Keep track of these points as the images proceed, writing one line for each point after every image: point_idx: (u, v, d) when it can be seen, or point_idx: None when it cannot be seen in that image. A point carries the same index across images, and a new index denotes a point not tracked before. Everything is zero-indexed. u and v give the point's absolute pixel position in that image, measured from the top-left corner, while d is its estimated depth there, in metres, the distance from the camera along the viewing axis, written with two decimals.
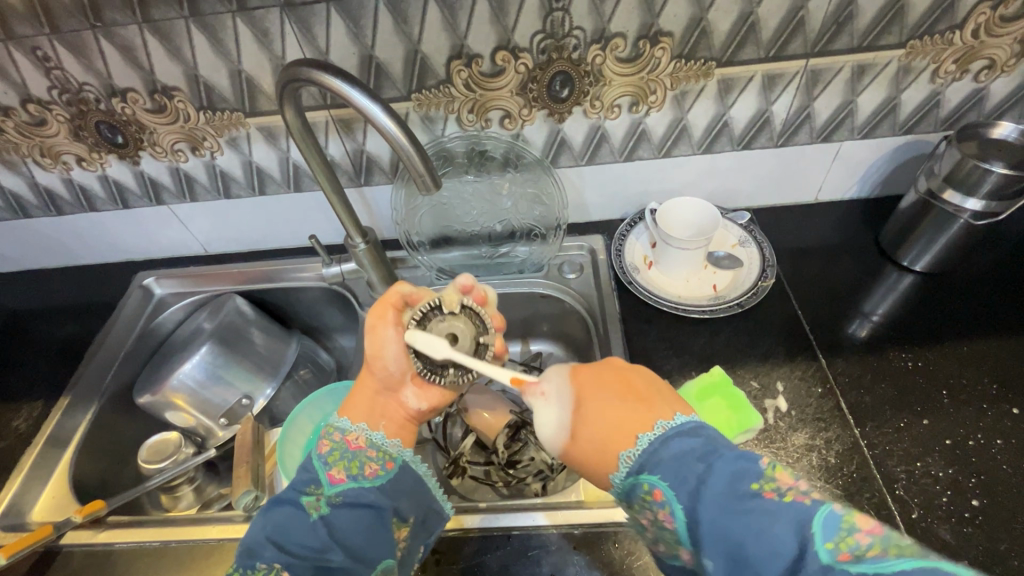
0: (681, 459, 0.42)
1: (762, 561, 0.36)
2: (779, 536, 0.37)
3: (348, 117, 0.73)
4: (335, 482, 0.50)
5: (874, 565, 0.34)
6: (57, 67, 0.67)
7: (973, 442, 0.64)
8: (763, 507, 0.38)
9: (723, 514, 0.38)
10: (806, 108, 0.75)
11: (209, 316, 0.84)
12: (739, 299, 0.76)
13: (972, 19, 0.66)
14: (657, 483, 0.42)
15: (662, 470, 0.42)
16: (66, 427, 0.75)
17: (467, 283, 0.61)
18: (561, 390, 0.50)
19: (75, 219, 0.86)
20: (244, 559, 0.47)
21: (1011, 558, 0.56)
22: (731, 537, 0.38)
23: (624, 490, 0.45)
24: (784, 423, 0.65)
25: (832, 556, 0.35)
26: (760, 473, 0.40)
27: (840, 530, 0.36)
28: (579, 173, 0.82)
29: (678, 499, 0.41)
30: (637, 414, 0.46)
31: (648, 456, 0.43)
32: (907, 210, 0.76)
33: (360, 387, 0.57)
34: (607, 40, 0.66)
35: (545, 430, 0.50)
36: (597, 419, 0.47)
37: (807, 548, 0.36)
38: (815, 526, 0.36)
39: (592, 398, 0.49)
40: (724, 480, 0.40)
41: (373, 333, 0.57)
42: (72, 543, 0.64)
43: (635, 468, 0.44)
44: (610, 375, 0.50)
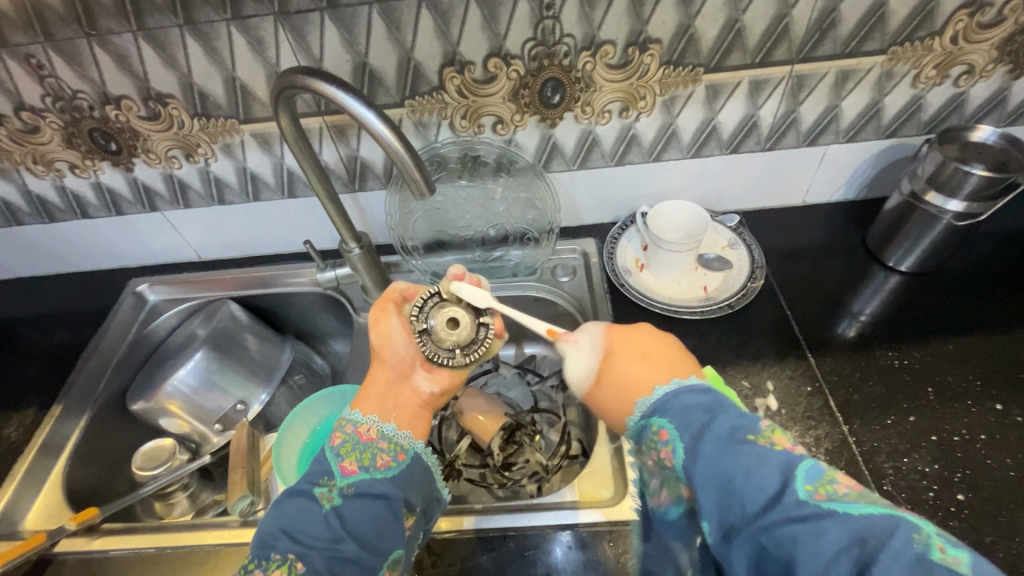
0: (689, 410, 0.44)
1: (746, 496, 0.37)
2: (764, 476, 0.37)
3: (342, 123, 0.73)
4: (347, 473, 0.51)
5: (844, 506, 0.35)
6: (51, 75, 0.67)
7: (959, 437, 0.65)
8: (755, 451, 0.39)
9: (718, 453, 0.40)
10: (792, 113, 0.76)
11: (203, 322, 0.84)
12: (728, 300, 0.77)
13: (951, 26, 0.68)
14: (666, 424, 0.44)
15: (672, 412, 0.44)
16: (59, 435, 0.74)
17: (459, 272, 0.61)
18: (590, 340, 0.53)
19: (67, 226, 0.86)
20: (259, 550, 0.47)
21: (996, 551, 0.57)
22: (724, 474, 0.38)
23: (637, 434, 0.47)
24: (774, 422, 0.66)
25: (808, 496, 0.36)
26: (760, 429, 0.41)
27: (821, 478, 0.37)
28: (571, 177, 0.83)
29: (683, 440, 0.42)
30: (659, 371, 0.48)
31: (662, 400, 0.45)
32: (891, 212, 0.77)
33: (372, 380, 0.58)
34: (597, 47, 0.68)
35: (570, 376, 0.53)
36: (616, 375, 0.50)
37: (786, 487, 0.37)
38: (799, 470, 0.37)
39: (620, 354, 0.51)
40: (724, 428, 0.41)
41: (378, 325, 0.59)
42: (66, 551, 0.63)
43: (649, 412, 0.46)
44: (645, 339, 0.52)
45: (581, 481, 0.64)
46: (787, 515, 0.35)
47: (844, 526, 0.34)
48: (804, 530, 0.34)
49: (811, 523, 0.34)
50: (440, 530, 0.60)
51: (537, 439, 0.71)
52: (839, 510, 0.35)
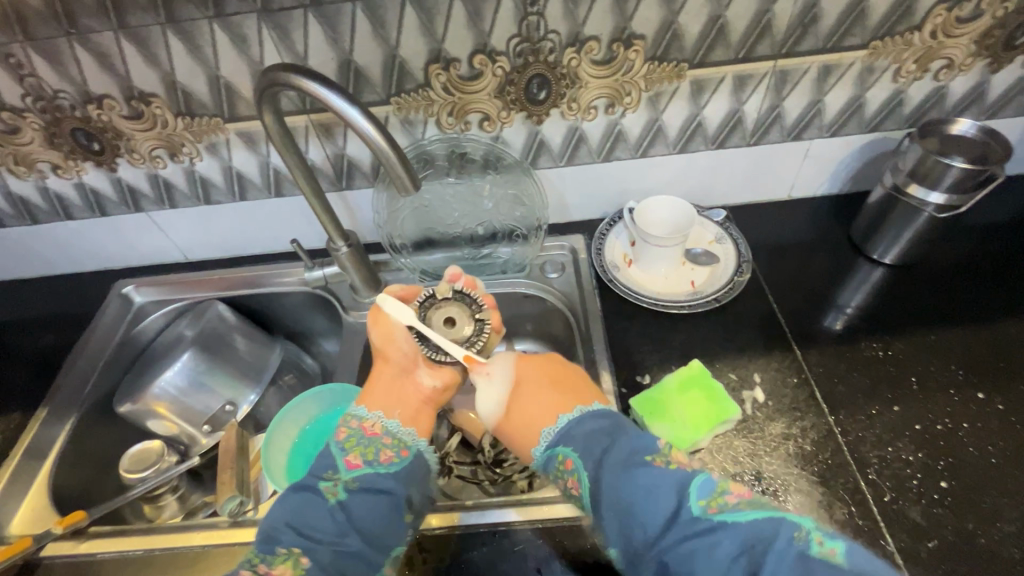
0: (588, 438, 0.49)
1: (647, 515, 0.42)
2: (664, 498, 0.42)
3: (328, 121, 0.73)
4: (352, 467, 0.51)
5: (731, 516, 0.40)
6: (31, 74, 0.66)
7: (941, 426, 0.66)
8: (655, 476, 0.44)
9: (621, 481, 0.44)
10: (776, 108, 0.77)
11: (191, 323, 0.83)
12: (716, 293, 0.78)
13: (930, 21, 0.69)
14: (571, 454, 0.48)
15: (577, 443, 0.49)
16: (43, 438, 0.73)
17: (455, 273, 0.62)
18: (501, 372, 0.55)
19: (50, 228, 0.85)
20: (264, 544, 0.47)
21: (977, 537, 0.59)
22: (626, 497, 0.43)
23: (543, 461, 0.51)
24: (761, 414, 0.67)
25: (701, 511, 0.41)
26: (659, 449, 0.47)
27: (713, 492, 0.42)
28: (558, 174, 0.83)
29: (587, 468, 0.47)
30: (561, 400, 0.53)
31: (565, 430, 0.50)
32: (875, 205, 0.78)
33: (377, 377, 0.58)
34: (582, 43, 0.68)
35: (481, 408, 0.55)
36: (525, 405, 0.53)
37: (682, 505, 0.41)
38: (692, 488, 0.42)
39: (525, 387, 0.54)
40: (622, 455, 0.46)
41: (379, 325, 0.59)
42: (53, 555, 0.63)
43: (555, 441, 0.50)
44: (544, 370, 0.56)
45: None
46: (684, 532, 0.40)
47: (731, 535, 0.39)
48: (700, 543, 0.39)
49: (707, 536, 0.39)
50: (432, 527, 0.60)
51: None
52: (729, 520, 0.40)
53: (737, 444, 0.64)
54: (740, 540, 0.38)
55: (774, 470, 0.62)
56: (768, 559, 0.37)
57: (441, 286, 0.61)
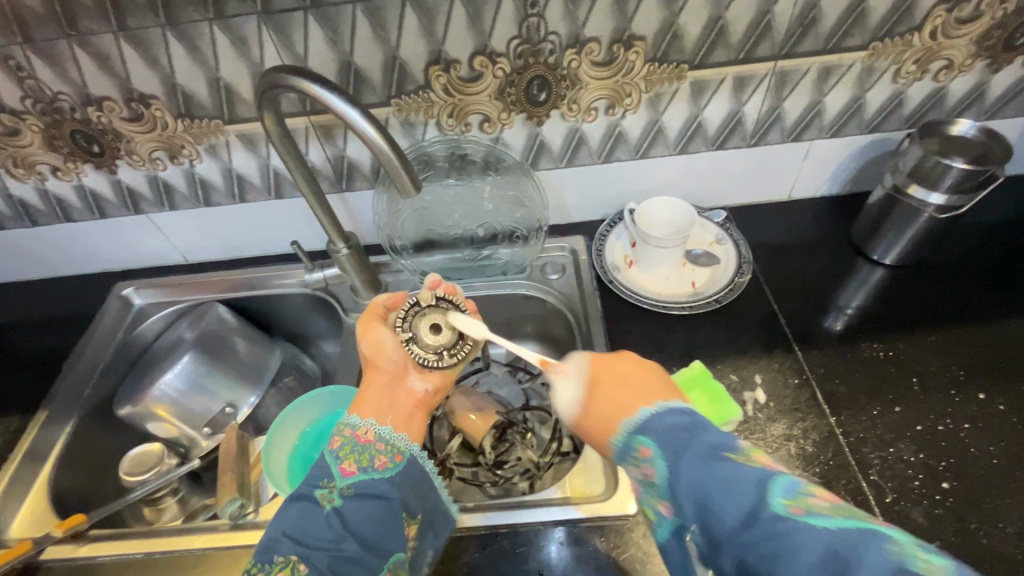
0: (668, 429, 0.42)
1: (724, 512, 0.37)
2: (744, 494, 0.37)
3: (328, 122, 0.73)
4: (346, 474, 0.50)
5: (819, 519, 0.35)
6: (31, 76, 0.66)
7: (943, 427, 0.66)
8: (735, 469, 0.38)
9: (702, 474, 0.38)
10: (776, 109, 0.77)
11: (191, 325, 0.83)
12: (716, 294, 0.78)
13: (929, 22, 0.70)
14: (648, 442, 0.42)
15: (655, 432, 0.43)
16: (43, 441, 0.73)
17: (435, 280, 0.64)
18: (575, 369, 0.51)
19: (49, 230, 0.85)
20: (261, 554, 0.47)
21: (979, 537, 0.59)
22: (704, 491, 0.38)
23: (620, 452, 0.45)
24: (763, 415, 0.67)
25: (785, 510, 0.36)
26: (740, 447, 0.40)
27: (797, 493, 0.37)
28: (558, 175, 0.83)
29: (665, 457, 0.41)
30: (642, 394, 0.46)
31: (645, 421, 0.44)
32: (875, 206, 0.78)
33: (368, 386, 0.57)
34: (582, 44, 0.68)
35: (557, 403, 0.51)
36: (604, 398, 0.47)
37: (763, 503, 0.36)
38: (773, 485, 0.37)
39: (605, 381, 0.49)
40: (703, 446, 0.40)
41: (367, 335, 0.60)
42: (53, 558, 0.63)
43: (633, 430, 0.44)
44: (628, 367, 0.50)
45: (572, 477, 0.65)
46: (763, 532, 0.35)
47: (820, 539, 0.34)
48: (783, 545, 0.34)
49: (790, 537, 0.34)
50: None
51: (529, 437, 0.71)
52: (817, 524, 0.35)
53: None
54: (826, 546, 0.34)
55: None
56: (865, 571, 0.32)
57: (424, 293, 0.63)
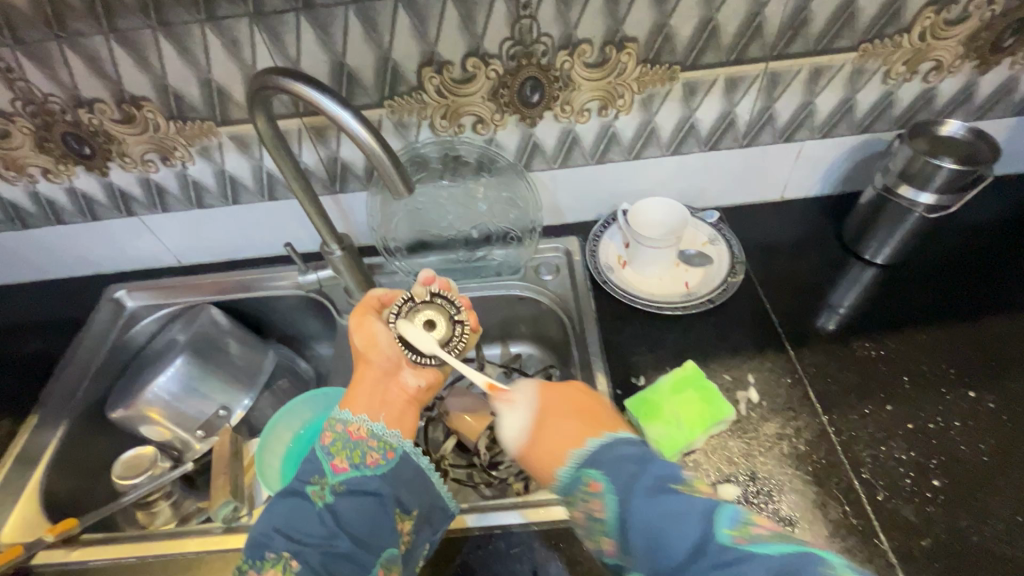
0: (618, 462, 0.44)
1: (670, 543, 0.38)
2: (689, 524, 0.38)
3: (321, 124, 0.73)
4: (338, 471, 0.50)
5: (763, 548, 0.37)
6: (21, 78, 0.66)
7: (934, 424, 0.67)
8: (680, 501, 0.40)
9: (647, 507, 0.40)
10: (767, 110, 0.77)
11: (183, 328, 0.83)
12: (709, 294, 0.78)
13: (918, 23, 0.70)
14: (599, 475, 0.44)
15: (604, 465, 0.44)
16: (34, 445, 0.73)
17: (429, 275, 0.61)
18: (524, 400, 0.52)
19: (41, 233, 0.84)
20: (253, 550, 0.47)
21: (970, 534, 0.59)
22: (652, 525, 0.39)
23: (567, 484, 0.45)
24: (755, 414, 0.67)
25: (729, 540, 0.37)
26: (686, 478, 0.42)
27: (740, 522, 0.39)
28: (552, 176, 0.83)
29: (613, 492, 0.42)
30: (590, 425, 0.48)
31: (593, 454, 0.45)
32: (866, 206, 0.79)
33: (360, 381, 0.56)
34: (574, 46, 0.68)
35: (503, 435, 0.51)
36: (552, 430, 0.48)
37: (708, 535, 0.38)
38: (718, 515, 0.39)
39: (551, 413, 0.49)
40: (650, 480, 0.41)
41: (360, 329, 0.59)
42: (44, 563, 0.62)
43: (581, 463, 0.45)
44: (574, 395, 0.51)
45: None
46: (710, 561, 0.37)
47: (762, 570, 0.36)
48: (728, 575, 0.36)
49: (735, 567, 0.36)
50: None
51: None
52: (760, 553, 0.36)
53: (731, 444, 0.64)
54: (768, 573, 0.35)
55: (768, 469, 0.62)
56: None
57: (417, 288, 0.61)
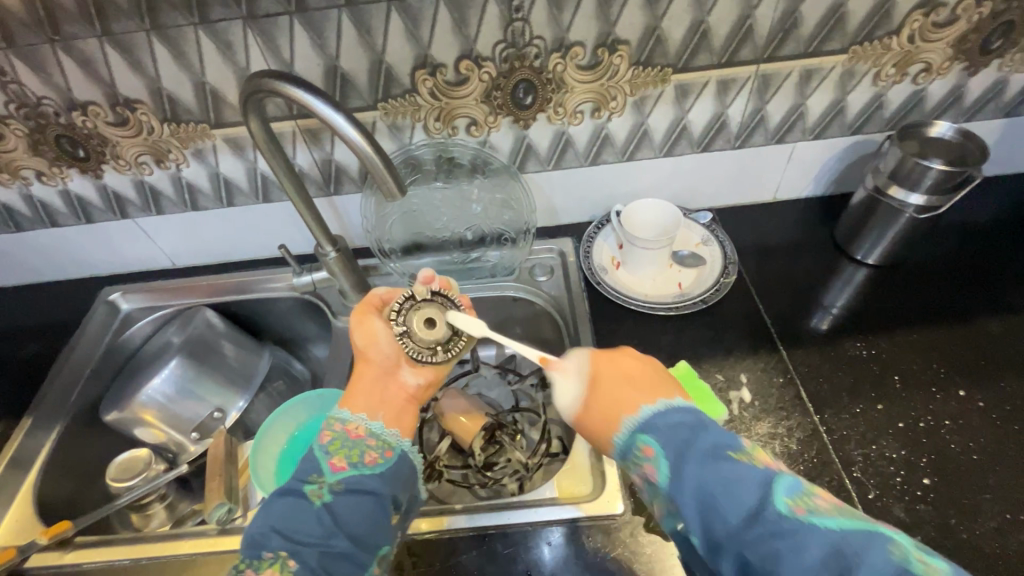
0: (673, 429, 0.44)
1: (729, 510, 0.39)
2: (748, 492, 0.39)
3: (315, 126, 0.73)
4: (336, 470, 0.50)
5: (822, 519, 0.37)
6: (15, 82, 0.66)
7: (924, 423, 0.67)
8: (737, 470, 0.40)
9: (705, 473, 0.40)
10: (759, 111, 0.78)
11: (178, 330, 0.83)
12: (702, 295, 0.79)
13: (907, 26, 0.71)
14: (652, 441, 0.43)
15: (659, 431, 0.44)
16: (28, 448, 0.73)
17: (430, 275, 0.60)
18: (578, 369, 0.52)
19: (35, 236, 0.84)
20: (249, 549, 0.47)
21: (960, 532, 0.60)
22: (710, 492, 0.40)
23: (622, 449, 0.46)
24: (748, 414, 0.67)
25: (789, 510, 0.38)
26: (741, 447, 0.42)
27: (799, 493, 0.39)
28: (546, 178, 0.84)
29: (668, 456, 0.42)
30: (645, 392, 0.47)
31: (647, 420, 0.45)
32: (857, 207, 0.80)
33: (359, 378, 0.57)
34: (567, 48, 0.69)
35: (557, 400, 0.51)
36: (606, 396, 0.48)
37: (766, 502, 0.38)
38: (777, 485, 0.39)
39: (606, 378, 0.50)
40: (706, 447, 0.42)
41: (360, 327, 0.59)
42: (39, 565, 0.62)
43: (636, 427, 0.45)
44: (629, 363, 0.51)
45: (560, 477, 0.64)
46: (766, 529, 0.37)
47: (821, 538, 0.36)
48: (786, 544, 0.37)
49: (793, 535, 0.37)
50: (421, 531, 0.60)
51: (518, 438, 0.71)
52: (820, 525, 0.37)
53: None
54: (828, 543, 0.36)
55: None
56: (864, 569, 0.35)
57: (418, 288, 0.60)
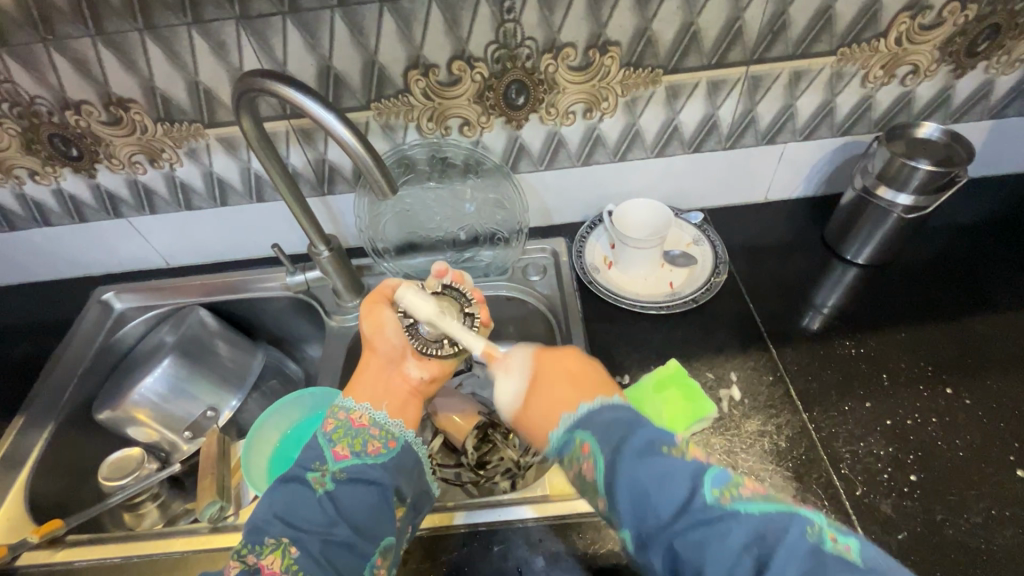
0: (609, 425, 0.44)
1: (658, 504, 0.39)
2: (677, 484, 0.39)
3: (308, 126, 0.73)
4: (339, 458, 0.51)
5: (745, 506, 0.38)
6: (8, 81, 0.66)
7: (912, 421, 0.68)
8: (667, 462, 0.40)
9: (638, 467, 0.40)
10: (749, 112, 0.79)
11: (172, 329, 0.83)
12: (694, 295, 0.79)
13: (894, 28, 0.72)
14: (588, 438, 0.44)
15: (594, 429, 0.44)
16: (20, 446, 0.73)
17: (442, 269, 0.64)
18: (519, 368, 0.53)
19: (28, 235, 0.84)
20: (252, 534, 0.47)
21: (945, 527, 0.60)
22: (642, 485, 0.40)
23: (557, 447, 0.46)
24: (738, 411, 0.68)
25: (716, 500, 0.38)
26: (673, 441, 0.43)
27: (727, 483, 0.39)
28: (539, 178, 0.84)
29: (602, 452, 0.42)
30: (585, 390, 0.48)
31: (585, 417, 0.45)
32: (846, 207, 0.80)
33: (364, 368, 0.58)
34: (558, 49, 0.69)
35: (500, 401, 0.52)
36: (545, 395, 0.49)
37: (695, 495, 0.38)
38: (706, 477, 0.39)
39: (545, 377, 0.50)
40: (641, 442, 0.42)
41: (371, 316, 0.60)
42: (30, 563, 0.62)
43: (572, 425, 0.45)
44: (570, 362, 0.52)
45: (552, 475, 0.65)
46: (694, 520, 0.38)
47: (745, 526, 0.37)
48: (714, 533, 0.37)
49: (720, 525, 0.37)
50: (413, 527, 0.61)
51: (511, 438, 0.71)
52: (744, 511, 0.37)
53: (714, 442, 0.65)
54: (753, 532, 0.36)
55: (749, 465, 0.63)
56: (780, 556, 0.35)
57: (430, 281, 0.63)
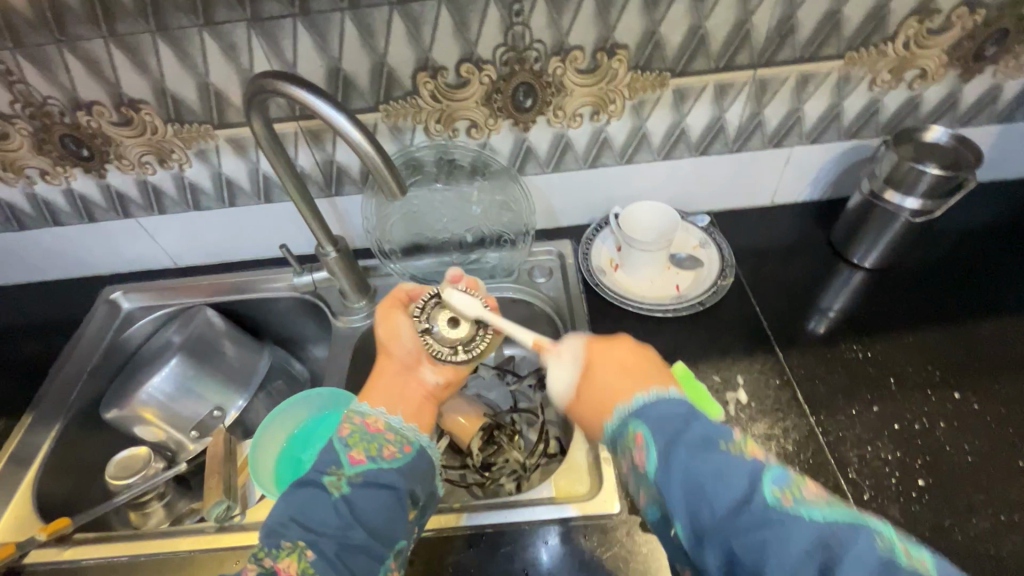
0: (664, 415, 0.43)
1: (716, 499, 0.37)
2: (737, 481, 0.38)
3: (317, 127, 0.74)
4: (355, 462, 0.50)
5: (811, 509, 0.36)
6: (20, 81, 0.67)
7: (919, 425, 0.68)
8: (726, 458, 0.39)
9: (695, 461, 0.39)
10: (756, 115, 0.79)
11: (178, 330, 0.83)
12: (699, 297, 0.79)
13: (902, 32, 0.72)
14: (642, 428, 0.43)
15: (649, 419, 0.43)
16: (28, 445, 0.73)
17: (457, 274, 0.64)
18: (571, 354, 0.54)
19: (38, 234, 0.85)
20: (267, 538, 0.46)
21: (954, 533, 0.60)
22: (698, 478, 0.38)
23: (614, 436, 0.46)
24: (744, 414, 0.68)
25: (778, 501, 0.37)
26: (731, 436, 0.41)
27: (788, 483, 0.38)
28: (545, 180, 0.84)
29: (657, 442, 0.41)
30: (636, 379, 0.48)
31: (640, 407, 0.45)
32: (854, 210, 0.80)
33: (380, 373, 0.59)
34: (566, 52, 0.70)
35: (552, 387, 0.54)
36: (597, 384, 0.50)
37: (755, 492, 0.37)
38: (767, 476, 0.38)
39: (599, 366, 0.51)
40: (697, 434, 0.41)
41: (386, 322, 0.62)
42: (37, 562, 0.62)
43: (627, 415, 0.45)
44: (625, 353, 0.51)
45: (557, 476, 0.65)
46: (754, 519, 0.36)
47: (810, 529, 0.35)
48: (774, 534, 0.35)
49: (783, 526, 0.36)
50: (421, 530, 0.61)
51: (516, 438, 0.72)
52: (810, 515, 0.36)
53: None
54: (817, 536, 0.35)
55: None
56: (850, 564, 0.34)
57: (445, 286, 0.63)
